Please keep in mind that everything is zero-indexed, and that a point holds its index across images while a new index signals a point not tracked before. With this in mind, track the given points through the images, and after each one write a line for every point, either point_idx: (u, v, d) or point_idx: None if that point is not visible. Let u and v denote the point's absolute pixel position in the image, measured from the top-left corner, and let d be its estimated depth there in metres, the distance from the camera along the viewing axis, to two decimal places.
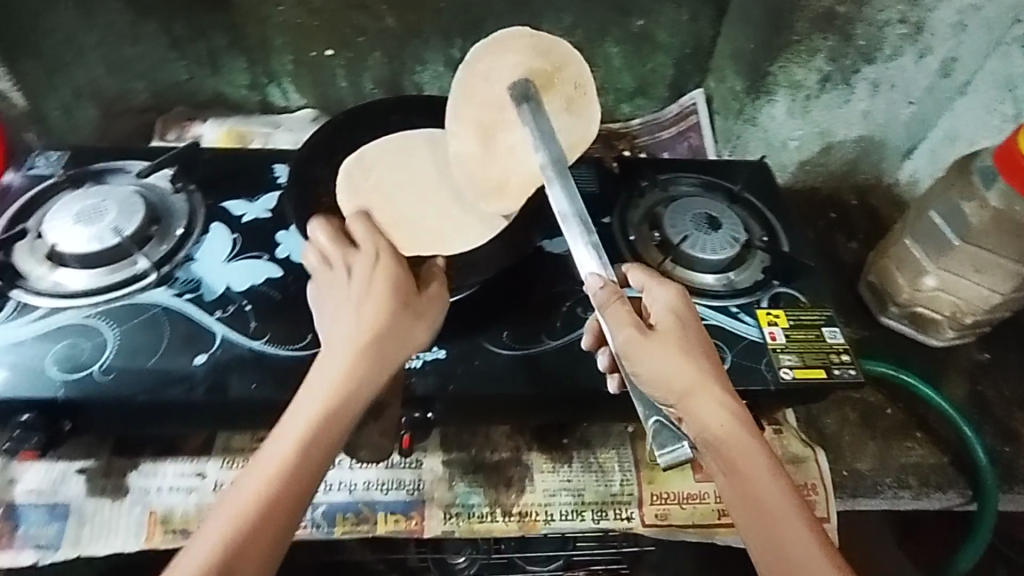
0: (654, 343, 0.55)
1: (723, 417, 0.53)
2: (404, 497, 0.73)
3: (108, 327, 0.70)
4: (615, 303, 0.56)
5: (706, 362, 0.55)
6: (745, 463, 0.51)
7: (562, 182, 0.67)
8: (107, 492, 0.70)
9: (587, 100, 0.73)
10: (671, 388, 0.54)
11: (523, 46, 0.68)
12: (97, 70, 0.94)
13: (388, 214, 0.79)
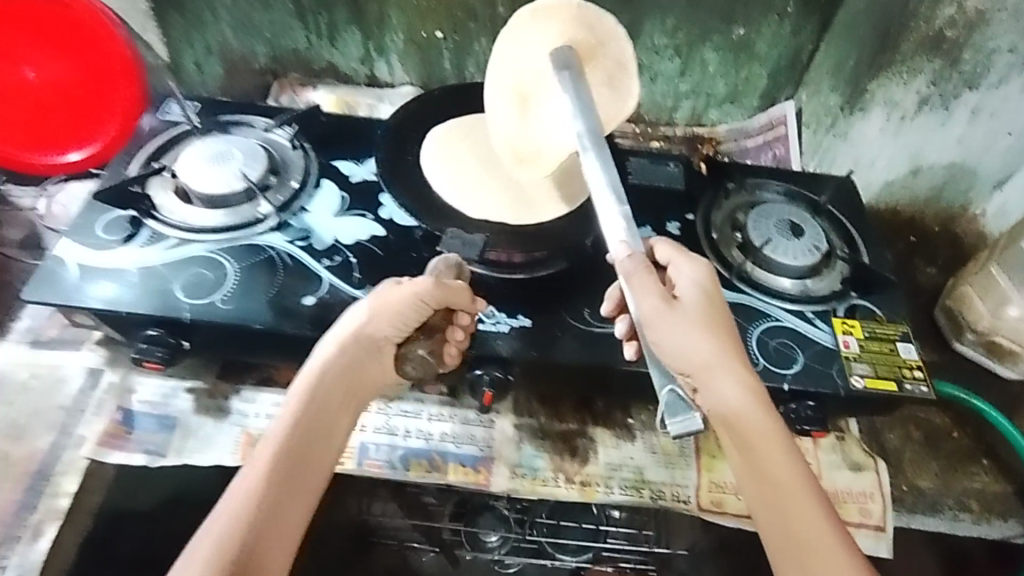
0: (678, 318, 0.60)
1: (738, 392, 0.59)
2: (474, 451, 0.78)
3: (229, 261, 0.77)
4: (642, 272, 0.61)
5: (725, 339, 0.61)
6: (756, 432, 0.57)
7: (598, 150, 0.67)
8: (211, 411, 0.76)
9: (627, 76, 0.79)
10: (691, 360, 0.60)
11: (566, 17, 0.76)
12: (227, 31, 1.03)
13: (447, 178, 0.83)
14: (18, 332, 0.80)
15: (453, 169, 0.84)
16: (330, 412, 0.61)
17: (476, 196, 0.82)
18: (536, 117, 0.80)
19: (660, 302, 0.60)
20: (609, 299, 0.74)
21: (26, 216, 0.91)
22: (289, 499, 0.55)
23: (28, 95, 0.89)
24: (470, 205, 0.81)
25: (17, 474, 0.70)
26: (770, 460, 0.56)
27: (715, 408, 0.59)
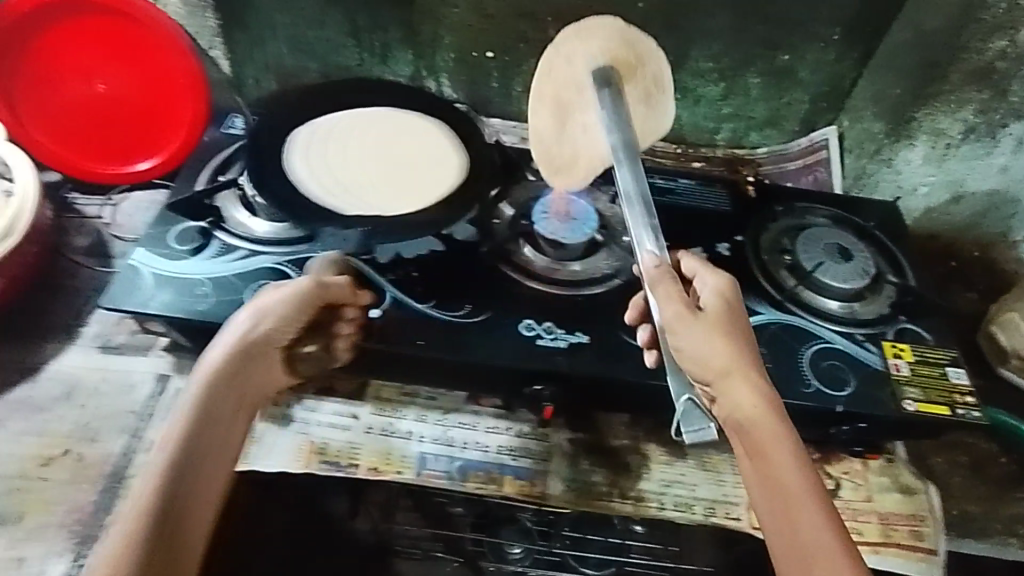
0: (698, 324, 0.61)
1: (754, 401, 0.58)
2: (530, 465, 0.79)
3: (296, 273, 0.80)
4: (665, 281, 0.62)
5: (743, 348, 0.61)
6: (768, 442, 0.56)
7: (631, 165, 0.70)
8: (275, 419, 0.79)
9: (663, 95, 0.82)
10: (709, 366, 0.60)
11: (609, 34, 0.78)
12: (281, 48, 1.06)
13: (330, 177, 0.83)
14: (88, 336, 0.82)
15: (323, 167, 0.83)
16: (223, 420, 0.62)
17: (367, 195, 0.82)
18: (574, 126, 0.80)
19: (680, 308, 0.61)
20: (631, 304, 0.76)
21: (91, 224, 0.91)
22: (183, 507, 0.56)
23: (98, 106, 0.93)
24: (347, 202, 0.81)
25: (91, 476, 0.72)
26: (781, 470, 0.55)
27: (731, 414, 0.59)
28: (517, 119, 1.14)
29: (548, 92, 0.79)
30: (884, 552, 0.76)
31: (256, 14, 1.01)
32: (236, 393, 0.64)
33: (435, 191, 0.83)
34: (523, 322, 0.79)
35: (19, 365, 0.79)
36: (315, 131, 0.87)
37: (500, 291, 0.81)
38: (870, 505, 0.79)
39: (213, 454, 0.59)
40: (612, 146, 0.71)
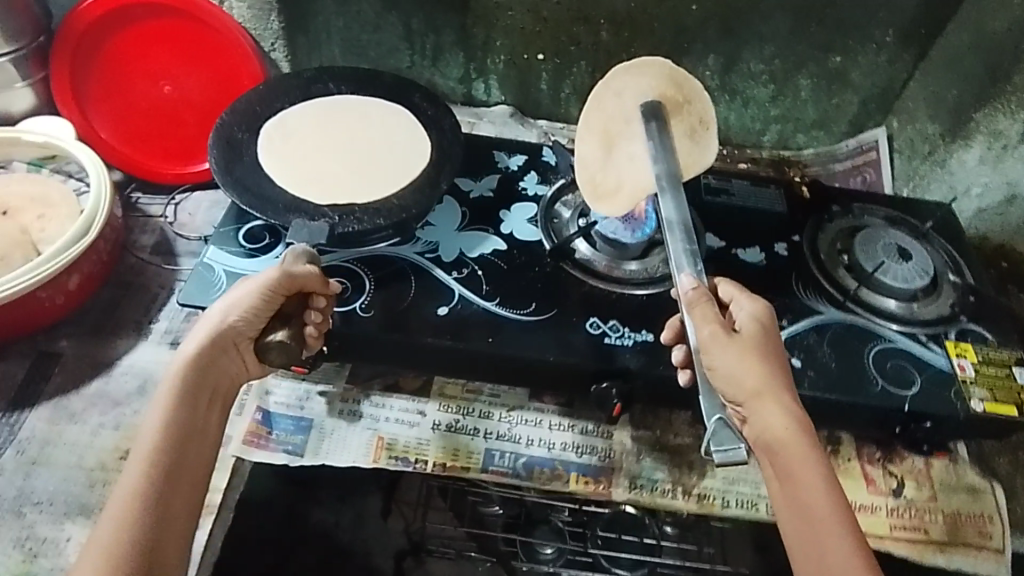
0: (734, 345, 0.59)
1: (788, 427, 0.56)
2: (594, 462, 0.80)
3: (366, 271, 0.81)
4: (701, 302, 0.60)
5: (777, 373, 0.59)
6: (800, 469, 0.55)
7: (674, 194, 0.69)
8: (344, 414, 0.80)
9: (708, 134, 0.79)
10: (741, 389, 0.58)
11: (659, 72, 0.76)
12: (335, 50, 1.07)
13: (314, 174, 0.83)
14: (157, 333, 0.84)
15: (295, 154, 0.84)
16: (198, 416, 0.62)
17: (329, 183, 0.82)
18: (620, 158, 0.78)
19: (716, 329, 0.59)
20: (669, 325, 0.72)
21: (155, 222, 0.93)
22: (173, 504, 0.56)
23: (166, 109, 0.95)
24: (312, 191, 0.81)
25: None
26: (812, 499, 0.54)
27: (761, 438, 0.57)
28: (564, 120, 1.16)
29: (595, 125, 0.77)
30: (951, 551, 0.76)
31: (315, 17, 1.03)
32: (214, 389, 0.64)
33: (397, 180, 0.83)
34: (589, 320, 0.79)
35: (94, 359, 0.81)
36: (288, 125, 0.87)
37: (565, 289, 0.82)
38: (935, 504, 0.79)
39: (192, 450, 0.59)
40: (657, 174, 0.71)
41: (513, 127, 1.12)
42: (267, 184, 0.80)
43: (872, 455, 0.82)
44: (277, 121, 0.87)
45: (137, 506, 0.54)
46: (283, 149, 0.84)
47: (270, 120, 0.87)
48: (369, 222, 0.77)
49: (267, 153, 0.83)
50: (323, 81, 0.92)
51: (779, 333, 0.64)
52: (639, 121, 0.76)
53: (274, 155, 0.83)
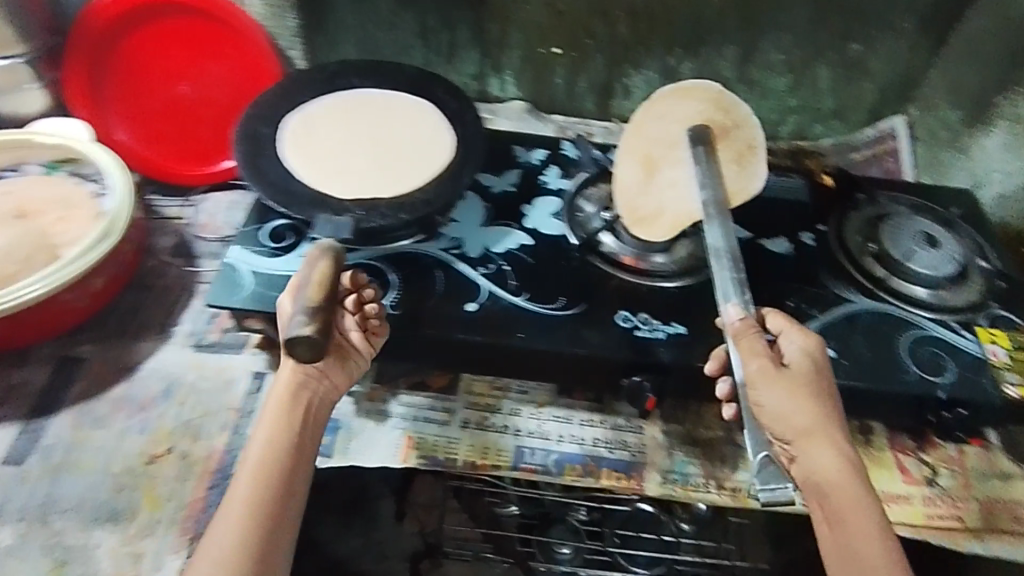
0: (782, 382, 0.60)
1: (836, 464, 0.58)
2: (626, 458, 0.79)
3: (390, 269, 0.80)
4: (749, 336, 0.62)
5: (826, 411, 0.60)
6: (846, 506, 0.57)
7: (720, 220, 0.73)
8: (372, 414, 0.79)
9: (756, 159, 0.80)
10: (789, 427, 0.60)
11: (708, 97, 0.77)
12: (350, 49, 1.06)
13: (336, 170, 0.82)
14: (181, 335, 0.82)
15: (317, 149, 0.83)
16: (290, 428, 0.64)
17: (353, 180, 0.81)
18: (661, 183, 0.81)
19: (764, 364, 0.61)
20: (714, 356, 0.72)
21: (174, 224, 0.92)
22: (279, 521, 0.59)
23: (184, 108, 0.93)
24: (336, 187, 0.80)
25: (201, 472, 0.72)
26: (861, 538, 0.56)
27: (810, 475, 0.59)
28: (579, 115, 1.15)
29: (638, 149, 0.80)
30: (989, 539, 0.75)
31: (330, 15, 1.02)
32: (303, 413, 0.66)
33: (420, 177, 0.81)
34: (619, 314, 0.78)
35: (117, 363, 0.79)
36: (310, 119, 0.86)
37: (592, 283, 0.81)
38: (970, 492, 0.78)
39: (295, 472, 0.61)
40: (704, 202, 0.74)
41: (529, 123, 1.11)
42: (291, 179, 0.79)
43: (905, 444, 0.81)
44: (300, 115, 0.86)
45: (254, 520, 0.57)
46: (307, 144, 0.83)
47: (293, 113, 0.86)
48: (392, 217, 0.76)
49: (292, 148, 0.82)
50: (345, 77, 0.90)
51: (829, 370, 0.65)
52: (684, 146, 0.79)
53: (298, 150, 0.82)
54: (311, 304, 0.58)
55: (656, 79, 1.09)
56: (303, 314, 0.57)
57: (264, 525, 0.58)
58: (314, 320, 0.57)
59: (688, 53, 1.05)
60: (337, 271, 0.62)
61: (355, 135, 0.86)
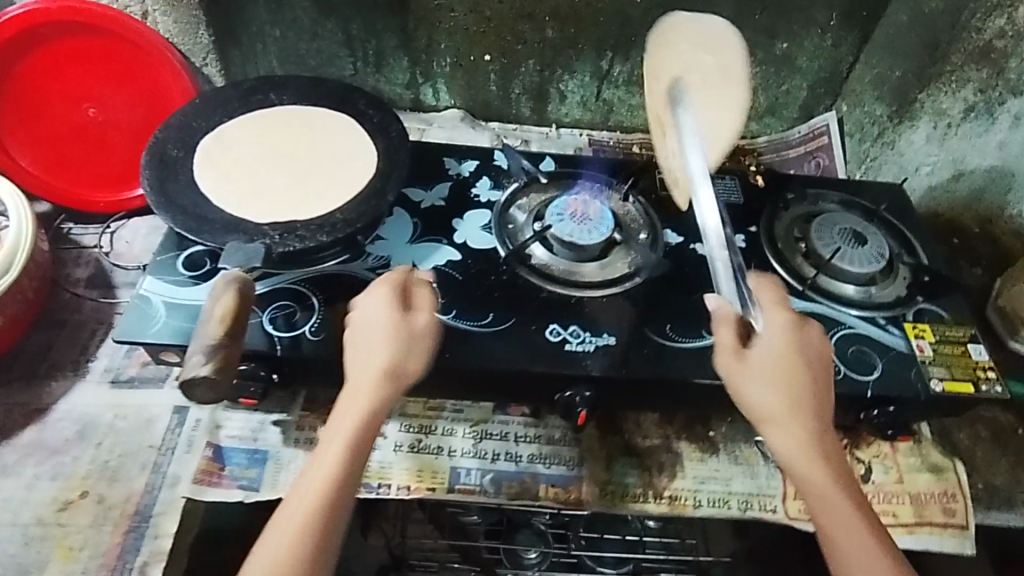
0: (747, 370, 0.64)
1: (801, 446, 0.61)
2: (563, 472, 0.78)
3: (313, 292, 0.77)
4: (722, 326, 0.68)
5: (793, 396, 0.63)
6: (812, 486, 0.60)
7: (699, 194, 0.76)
8: (301, 443, 0.77)
9: (735, 86, 0.76)
10: (756, 412, 0.63)
11: (684, 38, 0.78)
12: (274, 62, 1.03)
13: (251, 192, 0.78)
14: (97, 371, 0.79)
15: (232, 171, 0.79)
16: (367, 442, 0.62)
17: (271, 200, 0.78)
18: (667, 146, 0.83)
19: (732, 354, 0.65)
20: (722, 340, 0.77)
21: (89, 254, 0.89)
22: (333, 521, 0.57)
23: (90, 132, 0.89)
24: (251, 208, 0.77)
25: (118, 517, 0.69)
26: (834, 517, 0.58)
27: (781, 456, 0.62)
28: (516, 121, 1.14)
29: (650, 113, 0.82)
30: (919, 531, 0.77)
31: (248, 27, 0.98)
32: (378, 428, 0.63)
33: (341, 194, 0.79)
34: (549, 328, 0.77)
35: (28, 406, 0.76)
36: (226, 137, 0.82)
37: (522, 297, 0.80)
38: (902, 485, 0.80)
39: (348, 488, 0.59)
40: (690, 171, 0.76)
41: (464, 131, 1.09)
42: (204, 203, 0.75)
43: (839, 441, 0.82)
44: (216, 134, 0.82)
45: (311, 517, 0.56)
46: (220, 166, 0.79)
47: (206, 133, 0.82)
48: (312, 240, 0.73)
49: (203, 169, 0.78)
50: (263, 91, 0.88)
51: (813, 353, 0.67)
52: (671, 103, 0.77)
53: (209, 173, 0.78)
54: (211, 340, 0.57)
55: (589, 82, 1.08)
56: (200, 354, 0.56)
57: (320, 527, 0.56)
58: (212, 358, 0.56)
59: (619, 55, 1.04)
60: (240, 303, 0.60)
61: (272, 154, 0.83)
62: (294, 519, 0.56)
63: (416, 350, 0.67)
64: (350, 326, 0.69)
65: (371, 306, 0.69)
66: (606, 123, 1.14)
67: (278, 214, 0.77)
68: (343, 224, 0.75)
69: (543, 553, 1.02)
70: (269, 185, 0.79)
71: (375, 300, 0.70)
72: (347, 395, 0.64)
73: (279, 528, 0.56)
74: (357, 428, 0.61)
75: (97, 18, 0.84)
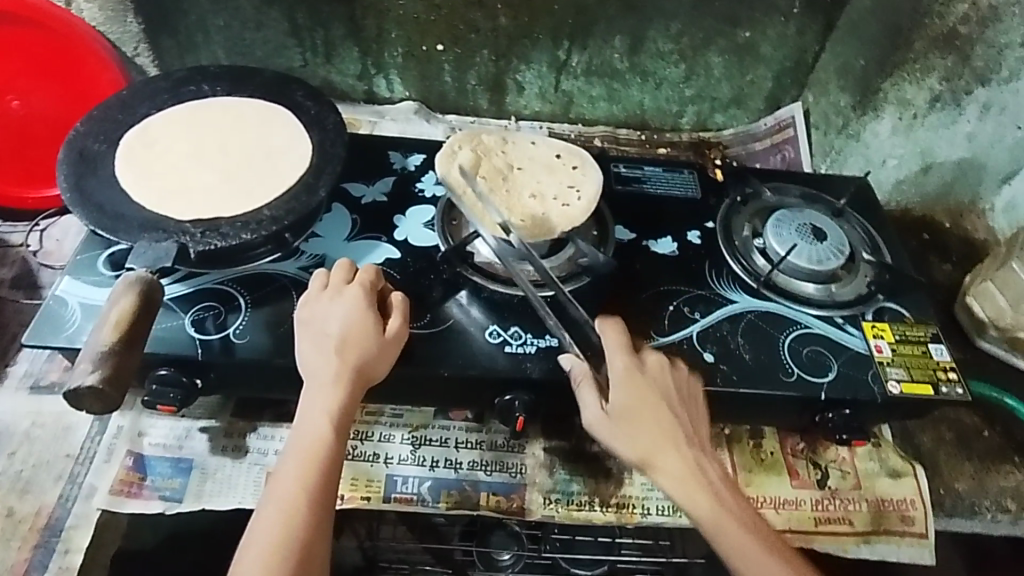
0: (614, 417, 0.63)
1: (683, 486, 0.61)
2: (505, 479, 0.75)
3: (242, 293, 0.74)
4: (584, 382, 0.67)
5: (661, 430, 0.63)
6: (705, 515, 0.60)
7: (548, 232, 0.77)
8: (229, 451, 0.73)
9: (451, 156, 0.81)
10: (633, 458, 0.62)
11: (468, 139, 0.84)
12: (219, 52, 0.99)
13: (174, 187, 0.74)
14: (15, 377, 0.76)
15: (155, 165, 0.75)
16: (335, 445, 0.61)
17: (196, 197, 0.74)
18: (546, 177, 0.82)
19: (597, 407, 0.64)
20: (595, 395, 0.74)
21: (16, 253, 0.86)
22: (323, 513, 0.58)
23: (15, 125, 0.89)
24: (173, 206, 0.73)
25: (27, 532, 0.67)
26: (730, 540, 0.59)
27: (669, 492, 0.61)
28: (474, 113, 1.09)
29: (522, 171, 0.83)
30: (875, 540, 0.74)
31: (186, 15, 0.94)
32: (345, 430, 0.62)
33: (269, 190, 0.75)
34: (488, 329, 0.74)
35: None
36: (152, 131, 0.79)
37: (462, 297, 0.76)
38: (859, 491, 0.77)
39: (326, 487, 0.59)
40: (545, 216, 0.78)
41: (417, 124, 1.04)
42: (122, 201, 0.71)
43: (795, 445, 0.79)
44: (144, 128, 0.79)
45: (298, 513, 0.57)
46: (141, 161, 0.75)
47: (131, 127, 0.78)
48: (235, 237, 0.70)
49: (125, 165, 0.74)
50: (196, 82, 0.84)
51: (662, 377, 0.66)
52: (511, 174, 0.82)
53: (129, 167, 0.74)
54: (103, 347, 0.59)
55: (546, 73, 1.04)
56: (88, 362, 0.58)
57: (308, 520, 0.57)
58: (100, 366, 0.58)
59: (576, 44, 1.00)
60: (140, 310, 0.63)
61: (200, 149, 0.79)
62: (281, 517, 0.57)
63: (386, 353, 0.66)
64: (304, 327, 0.67)
65: (336, 310, 0.67)
66: (568, 115, 1.10)
67: (201, 211, 0.73)
68: (271, 221, 0.72)
69: (518, 555, 0.99)
70: (194, 181, 0.76)
71: (342, 304, 0.67)
72: (313, 391, 0.63)
73: (264, 526, 0.57)
74: (331, 421, 0.61)
75: (27, 11, 0.85)
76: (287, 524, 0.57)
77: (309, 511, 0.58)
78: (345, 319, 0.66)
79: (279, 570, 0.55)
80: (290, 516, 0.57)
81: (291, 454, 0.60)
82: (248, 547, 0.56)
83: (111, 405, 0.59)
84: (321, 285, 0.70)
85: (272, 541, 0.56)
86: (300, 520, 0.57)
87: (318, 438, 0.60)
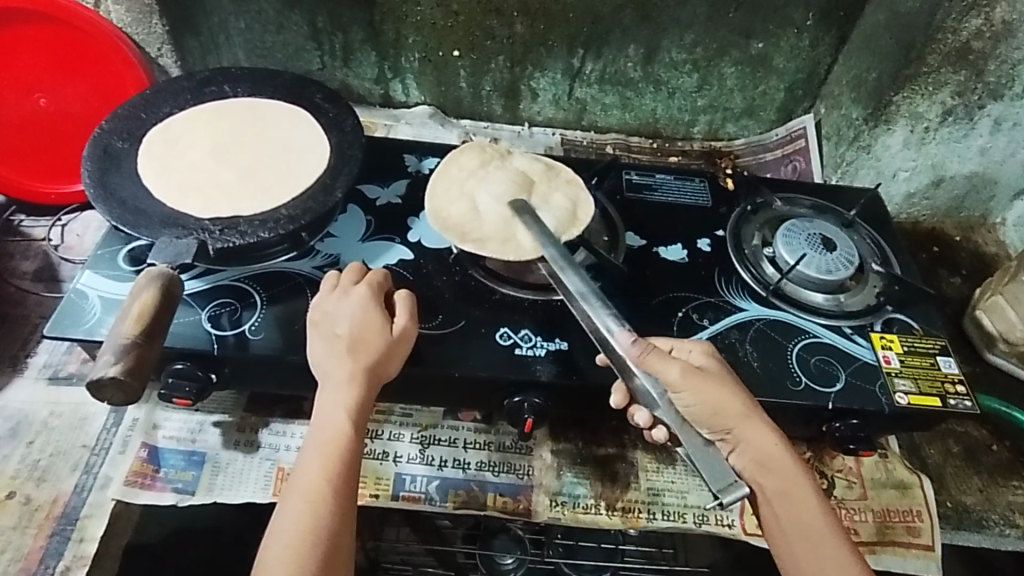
0: (712, 377, 0.62)
1: (773, 447, 0.61)
2: (513, 480, 0.76)
3: (258, 290, 0.75)
4: (650, 354, 0.61)
5: (750, 399, 0.63)
6: (788, 481, 0.60)
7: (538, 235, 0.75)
8: (241, 446, 0.74)
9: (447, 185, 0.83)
10: (726, 415, 0.61)
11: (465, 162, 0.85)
12: (239, 55, 1.01)
13: (195, 184, 0.76)
14: (35, 367, 0.78)
15: (176, 162, 0.77)
16: (355, 439, 0.62)
17: (217, 195, 0.76)
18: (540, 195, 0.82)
19: (683, 367, 0.61)
20: (616, 390, 0.68)
21: (38, 246, 0.88)
22: (347, 505, 0.60)
23: (43, 122, 0.91)
24: (195, 203, 0.74)
25: (43, 519, 0.68)
26: (795, 506, 0.59)
27: (759, 457, 0.61)
28: (488, 118, 1.10)
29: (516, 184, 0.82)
30: (880, 551, 0.74)
31: (209, 17, 0.96)
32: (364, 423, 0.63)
33: (288, 189, 0.77)
34: (499, 331, 0.75)
35: None
36: (175, 130, 0.80)
37: (474, 299, 0.77)
38: (866, 502, 0.77)
39: (350, 480, 0.61)
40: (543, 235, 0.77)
41: (432, 128, 1.05)
42: (144, 197, 0.73)
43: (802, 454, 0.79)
44: (169, 126, 0.81)
45: (324, 503, 0.58)
46: (164, 158, 0.77)
47: (155, 125, 0.80)
48: (253, 235, 0.71)
49: (147, 162, 0.76)
50: (218, 83, 0.85)
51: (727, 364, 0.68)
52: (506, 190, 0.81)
53: (151, 164, 0.76)
54: (124, 339, 0.61)
55: (560, 81, 1.05)
56: (111, 352, 0.60)
57: (333, 511, 0.59)
58: (121, 357, 0.59)
59: (591, 53, 1.01)
60: (161, 302, 0.64)
61: (222, 147, 0.81)
62: (307, 507, 0.58)
63: (395, 353, 0.67)
64: (315, 326, 0.68)
65: (347, 310, 0.68)
66: (581, 122, 1.11)
67: (220, 208, 0.75)
68: (285, 219, 0.73)
69: (520, 561, 0.99)
70: (214, 178, 0.77)
71: (351, 304, 0.69)
72: (328, 388, 0.64)
73: (291, 516, 0.58)
74: (349, 416, 0.62)
75: (65, 15, 0.87)
76: (314, 513, 0.58)
77: (334, 502, 0.59)
78: (357, 317, 0.67)
79: (306, 558, 0.56)
80: (316, 505, 0.58)
81: (308, 448, 0.61)
82: (274, 538, 0.57)
83: (132, 396, 0.60)
84: (330, 286, 0.71)
85: (299, 533, 0.57)
86: (329, 509, 0.58)
87: (335, 430, 0.61)
